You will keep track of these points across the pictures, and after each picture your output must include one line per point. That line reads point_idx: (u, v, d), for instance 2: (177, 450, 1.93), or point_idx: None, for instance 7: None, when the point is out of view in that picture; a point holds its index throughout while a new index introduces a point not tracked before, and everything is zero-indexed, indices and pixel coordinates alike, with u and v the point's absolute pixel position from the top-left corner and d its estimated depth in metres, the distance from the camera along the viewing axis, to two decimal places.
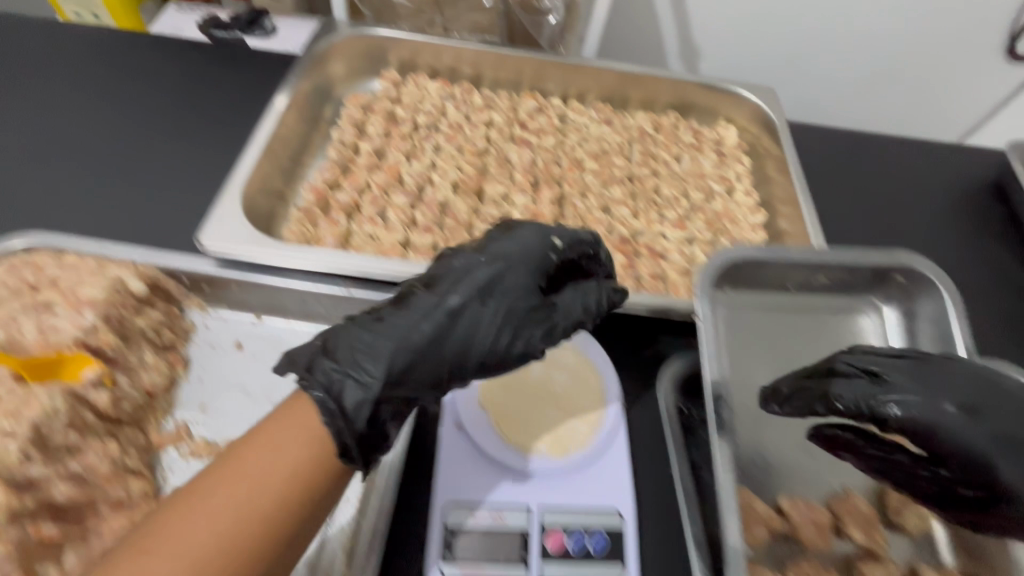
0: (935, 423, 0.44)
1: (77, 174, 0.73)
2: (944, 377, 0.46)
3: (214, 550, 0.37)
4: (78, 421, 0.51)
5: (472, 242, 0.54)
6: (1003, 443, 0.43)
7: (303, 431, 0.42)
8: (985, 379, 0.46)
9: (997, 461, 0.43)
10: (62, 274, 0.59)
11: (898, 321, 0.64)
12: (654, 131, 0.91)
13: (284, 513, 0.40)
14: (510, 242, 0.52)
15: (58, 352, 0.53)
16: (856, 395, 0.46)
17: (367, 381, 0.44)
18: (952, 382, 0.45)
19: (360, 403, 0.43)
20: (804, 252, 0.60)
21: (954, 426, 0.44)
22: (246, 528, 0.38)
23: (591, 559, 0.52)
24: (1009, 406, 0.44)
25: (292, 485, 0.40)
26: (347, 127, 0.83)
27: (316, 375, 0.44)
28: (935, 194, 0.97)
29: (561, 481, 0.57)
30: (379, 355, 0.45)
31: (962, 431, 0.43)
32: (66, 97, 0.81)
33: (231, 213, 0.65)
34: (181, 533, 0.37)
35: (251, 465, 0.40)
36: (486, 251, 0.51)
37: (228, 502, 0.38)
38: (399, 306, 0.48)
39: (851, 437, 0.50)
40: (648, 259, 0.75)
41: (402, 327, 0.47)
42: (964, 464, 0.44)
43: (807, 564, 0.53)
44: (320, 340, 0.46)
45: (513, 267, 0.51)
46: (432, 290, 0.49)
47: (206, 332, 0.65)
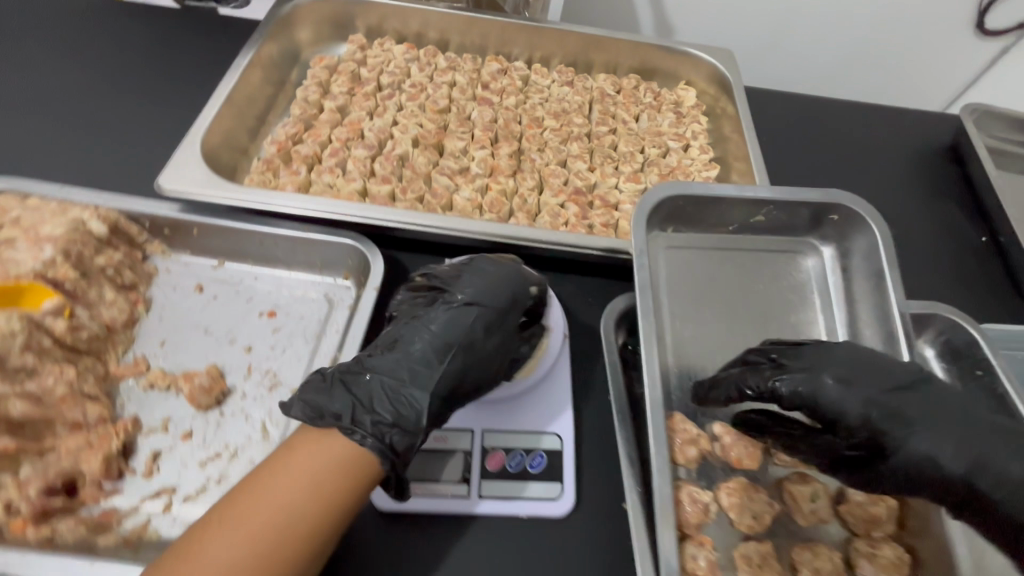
0: (817, 396, 0.50)
1: (46, 128, 0.75)
2: (830, 356, 0.51)
3: (248, 557, 0.41)
4: (35, 344, 0.54)
5: (454, 275, 0.59)
6: (872, 404, 0.48)
7: (333, 453, 0.46)
8: (864, 356, 0.52)
9: (868, 424, 0.48)
10: (25, 214, 0.62)
11: (833, 258, 0.67)
12: (615, 93, 0.93)
13: (314, 528, 0.44)
14: (490, 274, 0.58)
15: (16, 280, 0.57)
16: (756, 375, 0.53)
17: (408, 417, 0.50)
18: (839, 363, 0.51)
19: (408, 436, 0.49)
20: (746, 189, 0.63)
21: (832, 396, 0.49)
22: (283, 547, 0.42)
23: (529, 476, 0.56)
24: (883, 379, 0.50)
25: (320, 501, 0.44)
26: (312, 86, 0.86)
27: (359, 424, 0.48)
28: (894, 155, 0.98)
29: (503, 406, 0.60)
30: (411, 394, 0.51)
31: (838, 398, 0.49)
32: (37, 54, 0.83)
33: (190, 158, 0.66)
34: (218, 545, 0.41)
35: (281, 479, 0.45)
36: (478, 292, 0.57)
37: (262, 513, 0.43)
38: (413, 349, 0.53)
39: (766, 420, 0.56)
40: (601, 210, 0.77)
41: (423, 367, 0.52)
42: (843, 428, 0.50)
43: (735, 482, 0.56)
44: (348, 401, 0.50)
45: (502, 306, 0.57)
46: (438, 329, 0.55)
47: (167, 275, 0.67)
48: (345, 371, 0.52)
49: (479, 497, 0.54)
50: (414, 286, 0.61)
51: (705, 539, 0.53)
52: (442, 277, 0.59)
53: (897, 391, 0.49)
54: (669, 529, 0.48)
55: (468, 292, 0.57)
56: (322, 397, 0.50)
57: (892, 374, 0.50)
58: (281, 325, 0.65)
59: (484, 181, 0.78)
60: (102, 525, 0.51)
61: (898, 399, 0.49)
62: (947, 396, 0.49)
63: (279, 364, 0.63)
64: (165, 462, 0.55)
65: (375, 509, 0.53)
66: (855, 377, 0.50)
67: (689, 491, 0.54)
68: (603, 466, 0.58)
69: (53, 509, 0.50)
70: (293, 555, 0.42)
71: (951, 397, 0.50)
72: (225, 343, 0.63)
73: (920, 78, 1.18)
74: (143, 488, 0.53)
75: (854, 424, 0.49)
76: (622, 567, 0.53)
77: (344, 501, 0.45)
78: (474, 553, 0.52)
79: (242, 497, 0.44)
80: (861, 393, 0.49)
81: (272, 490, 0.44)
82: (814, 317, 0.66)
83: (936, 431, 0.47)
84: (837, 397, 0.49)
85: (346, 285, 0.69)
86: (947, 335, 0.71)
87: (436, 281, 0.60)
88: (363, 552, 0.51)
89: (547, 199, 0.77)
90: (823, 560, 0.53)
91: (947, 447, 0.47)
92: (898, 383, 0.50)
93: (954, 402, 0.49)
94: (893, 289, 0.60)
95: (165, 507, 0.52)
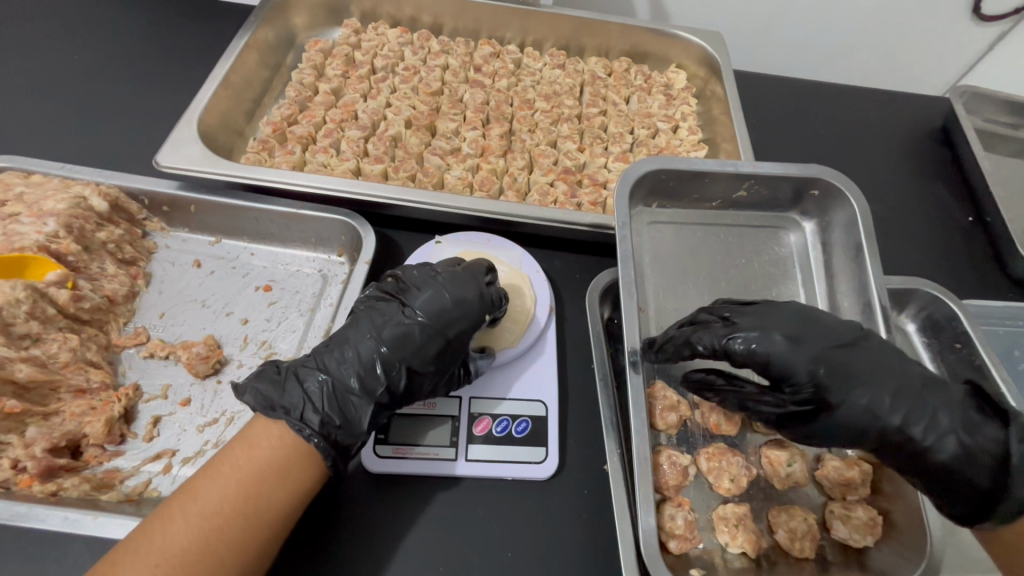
0: (769, 354, 0.52)
1: (50, 110, 0.77)
2: (780, 316, 0.54)
3: (212, 542, 0.44)
4: (39, 313, 0.56)
5: (421, 280, 0.58)
6: (819, 359, 0.51)
7: (285, 447, 0.49)
8: (812, 315, 0.54)
9: (817, 378, 0.51)
10: (29, 190, 0.64)
11: (814, 233, 0.70)
12: (606, 76, 0.94)
13: (277, 516, 0.46)
14: (455, 285, 0.57)
15: (21, 252, 0.58)
16: (708, 334, 0.54)
17: (353, 419, 0.52)
18: (793, 325, 0.53)
19: (350, 439, 0.51)
20: (726, 165, 0.64)
21: (782, 353, 0.51)
22: (251, 533, 0.45)
23: (514, 441, 0.58)
24: (830, 336, 0.53)
25: (282, 488, 0.47)
26: (307, 70, 0.88)
27: (306, 421, 0.50)
28: (892, 135, 0.97)
29: (489, 375, 0.62)
30: (359, 397, 0.52)
31: (785, 352, 0.51)
32: (40, 37, 0.85)
33: (187, 137, 0.68)
34: (187, 534, 0.44)
35: (239, 469, 0.47)
36: (435, 308, 0.56)
37: (222, 502, 0.45)
38: (366, 354, 0.54)
39: (717, 377, 0.56)
40: (589, 188, 0.78)
41: (372, 374, 0.53)
42: (791, 383, 0.52)
43: (713, 447, 0.57)
44: (294, 403, 0.51)
45: (458, 322, 0.56)
46: (394, 343, 0.54)
47: (166, 251, 0.70)
48: (299, 366, 0.54)
49: (465, 460, 0.56)
50: (382, 285, 0.60)
51: (684, 501, 0.54)
52: (408, 280, 0.59)
53: (840, 347, 0.52)
54: (648, 489, 0.49)
55: (426, 305, 0.56)
56: (275, 389, 0.52)
57: (837, 330, 0.53)
58: (276, 299, 0.68)
59: (474, 161, 0.79)
60: (106, 484, 0.52)
61: (842, 354, 0.52)
62: (884, 349, 0.53)
63: (274, 335, 0.65)
64: (165, 427, 0.57)
65: (366, 471, 0.55)
66: (802, 336, 0.52)
67: (668, 455, 0.55)
68: (586, 432, 0.60)
69: (57, 467, 0.52)
70: (255, 538, 0.45)
71: (888, 350, 0.53)
72: (222, 316, 0.66)
73: (915, 63, 1.17)
74: (144, 451, 0.56)
75: (802, 381, 0.51)
76: (603, 526, 0.55)
77: (302, 485, 0.48)
78: (461, 512, 0.54)
79: (203, 487, 0.46)
80: (810, 351, 0.51)
81: (231, 480, 0.46)
82: (796, 291, 0.67)
83: (874, 382, 0.51)
84: (786, 354, 0.51)
85: (339, 261, 0.71)
86: (928, 310, 0.72)
87: (400, 282, 0.59)
88: (354, 509, 0.54)
89: (537, 177, 0.79)
90: (798, 520, 0.54)
91: (883, 398, 0.50)
92: (841, 340, 0.53)
93: (891, 355, 0.52)
94: (870, 260, 0.61)
95: (165, 468, 0.55)
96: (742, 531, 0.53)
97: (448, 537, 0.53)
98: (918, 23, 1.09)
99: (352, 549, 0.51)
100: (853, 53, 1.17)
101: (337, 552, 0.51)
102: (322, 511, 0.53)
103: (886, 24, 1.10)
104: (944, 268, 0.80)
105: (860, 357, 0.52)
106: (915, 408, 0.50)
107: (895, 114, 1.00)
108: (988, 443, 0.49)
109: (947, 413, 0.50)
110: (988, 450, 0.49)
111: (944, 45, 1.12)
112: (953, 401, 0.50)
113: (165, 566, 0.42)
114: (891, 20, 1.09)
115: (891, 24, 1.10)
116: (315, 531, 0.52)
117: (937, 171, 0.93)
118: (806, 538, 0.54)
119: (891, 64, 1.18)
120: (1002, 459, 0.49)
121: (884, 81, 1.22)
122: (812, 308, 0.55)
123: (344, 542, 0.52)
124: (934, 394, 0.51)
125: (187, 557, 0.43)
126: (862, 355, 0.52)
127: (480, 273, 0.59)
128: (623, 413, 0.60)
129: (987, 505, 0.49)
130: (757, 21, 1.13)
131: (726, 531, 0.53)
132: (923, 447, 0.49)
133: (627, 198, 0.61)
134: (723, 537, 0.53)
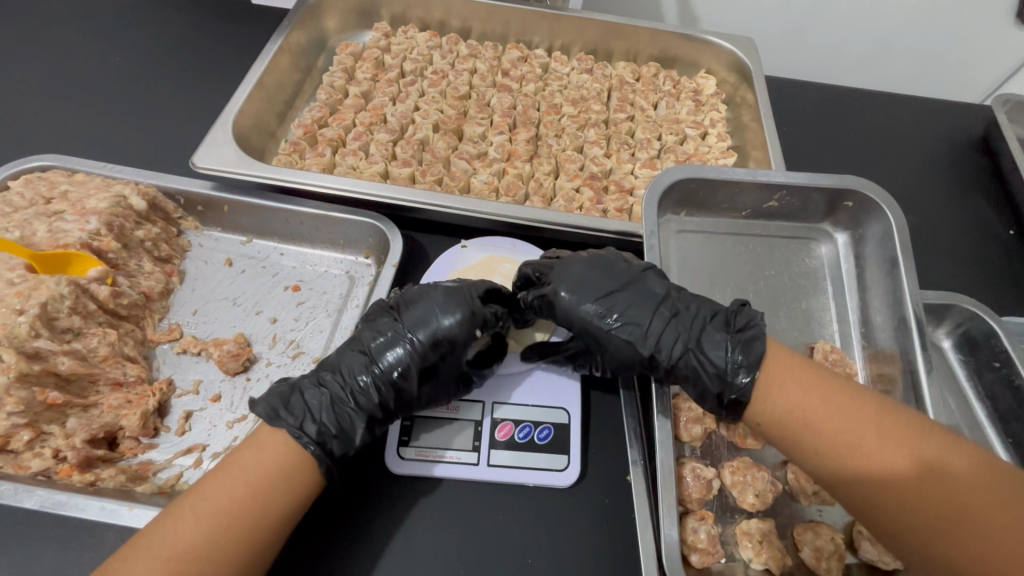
0: (555, 306, 0.57)
1: (92, 110, 0.80)
2: (570, 270, 0.57)
3: (220, 540, 0.42)
4: (81, 307, 0.58)
5: (416, 297, 0.57)
6: (588, 306, 0.55)
7: (290, 454, 0.47)
8: (603, 264, 0.58)
9: (596, 321, 0.55)
10: (72, 188, 0.66)
11: (847, 246, 0.68)
12: (634, 81, 0.93)
13: (283, 514, 0.45)
14: (447, 303, 0.55)
15: (65, 249, 0.61)
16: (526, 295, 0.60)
17: (350, 429, 0.52)
18: (580, 279, 0.57)
19: (346, 448, 0.51)
20: (755, 176, 0.63)
21: (564, 304, 0.56)
22: (256, 530, 0.44)
23: (537, 447, 0.58)
24: (607, 281, 0.56)
25: (286, 489, 0.46)
26: (338, 73, 0.89)
27: (305, 431, 0.49)
28: (929, 143, 0.94)
29: (513, 380, 0.62)
30: (356, 408, 0.52)
31: (565, 305, 0.56)
32: (85, 42, 0.88)
33: (222, 139, 0.69)
34: (192, 528, 0.42)
35: (247, 470, 0.46)
36: (426, 327, 0.54)
37: (232, 502, 0.44)
38: (362, 367, 0.54)
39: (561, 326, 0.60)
40: (615, 195, 0.78)
41: (370, 387, 0.53)
42: (578, 328, 0.57)
43: (738, 461, 0.56)
44: (294, 413, 0.50)
45: (446, 343, 0.54)
46: (386, 356, 0.54)
47: (200, 249, 0.72)
48: (304, 378, 0.53)
49: (487, 465, 0.57)
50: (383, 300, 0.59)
51: (707, 514, 0.53)
52: (405, 296, 0.57)
53: (612, 292, 0.55)
54: (672, 503, 0.49)
55: (416, 321, 0.55)
56: (280, 400, 0.51)
57: (617, 274, 0.57)
58: (305, 299, 0.69)
59: (501, 165, 0.80)
60: (140, 476, 0.54)
61: None
62: None
63: (302, 334, 0.66)
64: (196, 422, 0.59)
65: (390, 472, 0.56)
66: (583, 286, 0.56)
67: (692, 467, 0.55)
68: (608, 442, 0.60)
69: (95, 458, 0.54)
70: (260, 538, 0.44)
71: (675, 299, 0.55)
72: (252, 314, 0.67)
73: (958, 68, 1.13)
74: (175, 445, 0.57)
75: (586, 326, 0.56)
76: (623, 537, 0.54)
77: (305, 485, 0.47)
78: (482, 515, 0.55)
79: (211, 487, 0.45)
80: (588, 298, 0.56)
81: (239, 481, 0.45)
82: (827, 303, 0.66)
83: (637, 317, 0.54)
84: (569, 305, 0.56)
85: (366, 263, 0.72)
86: (966, 326, 0.69)
87: (399, 299, 0.58)
88: (378, 510, 0.54)
89: (562, 183, 0.79)
90: (825, 539, 0.53)
91: (642, 333, 0.54)
92: (619, 282, 0.56)
93: (659, 289, 0.55)
94: (905, 272, 0.60)
95: (195, 462, 0.56)
96: (767, 548, 0.52)
97: (467, 544, 0.53)
98: (958, 28, 1.06)
99: (375, 549, 0.52)
100: (890, 59, 1.14)
101: (358, 553, 0.52)
102: (327, 513, 0.54)
103: (924, 28, 1.07)
104: (981, 282, 0.78)
105: (631, 298, 0.55)
106: (658, 332, 0.53)
107: (934, 121, 0.97)
108: (724, 355, 0.51)
109: (857, 394, 0.47)
110: (723, 360, 0.51)
111: (985, 52, 1.09)
112: (802, 364, 0.50)
113: (173, 563, 0.41)
114: (930, 24, 1.06)
115: (929, 28, 1.07)
116: (318, 533, 0.53)
117: (977, 182, 0.89)
118: (833, 559, 0.52)
119: (930, 69, 1.15)
120: (732, 370, 0.50)
121: (923, 86, 1.18)
122: (606, 257, 0.59)
123: (363, 543, 0.53)
124: (682, 322, 0.53)
125: (195, 554, 0.41)
126: (631, 293, 0.55)
127: (476, 289, 0.57)
128: (645, 424, 0.60)
129: (731, 410, 0.51)
130: (788, 26, 1.11)
131: (750, 547, 0.52)
132: (669, 366, 0.53)
133: (655, 208, 0.61)
134: (746, 553, 0.52)
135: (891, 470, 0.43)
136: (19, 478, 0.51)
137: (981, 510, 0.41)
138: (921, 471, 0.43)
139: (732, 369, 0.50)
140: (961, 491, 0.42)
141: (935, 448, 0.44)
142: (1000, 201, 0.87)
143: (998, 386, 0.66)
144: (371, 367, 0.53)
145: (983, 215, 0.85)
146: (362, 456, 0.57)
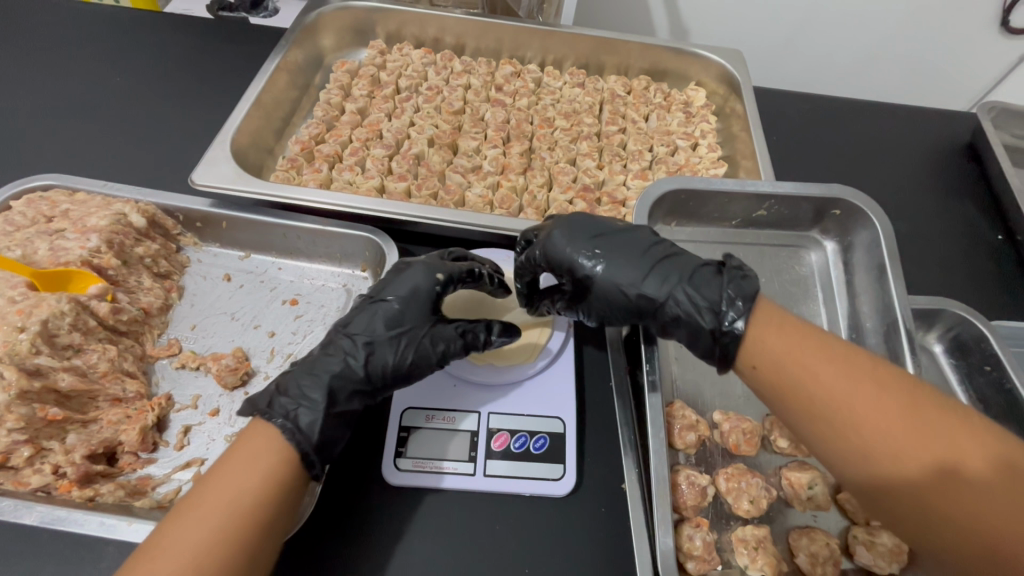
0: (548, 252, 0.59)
1: (92, 130, 0.82)
2: (568, 220, 0.60)
3: (218, 550, 0.41)
4: (81, 324, 0.59)
5: (384, 279, 0.61)
6: (583, 246, 0.57)
7: (275, 452, 0.47)
8: (597, 219, 0.60)
9: (582, 260, 0.56)
10: (73, 208, 0.68)
11: (837, 253, 0.69)
12: (626, 94, 0.95)
13: (277, 519, 0.44)
14: (406, 276, 0.60)
15: (66, 266, 0.62)
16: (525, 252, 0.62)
17: (314, 398, 0.52)
18: (568, 223, 0.59)
19: (311, 416, 0.50)
20: (742, 185, 0.64)
21: (557, 244, 0.58)
22: (251, 536, 0.42)
23: (533, 457, 0.58)
24: (601, 231, 0.58)
25: (280, 493, 0.45)
26: (334, 90, 0.91)
27: (273, 409, 0.50)
28: (915, 151, 0.95)
29: (508, 390, 0.62)
30: (322, 378, 0.53)
31: (557, 245, 0.58)
32: (86, 64, 0.90)
33: (220, 156, 0.71)
34: (187, 541, 0.40)
35: (237, 476, 0.44)
36: (388, 296, 0.58)
37: (216, 519, 0.42)
38: (334, 340, 0.56)
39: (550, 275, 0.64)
40: (608, 206, 0.79)
41: (340, 355, 0.55)
42: (569, 271, 0.58)
43: (732, 468, 0.57)
44: (269, 392, 0.52)
45: (407, 307, 0.58)
46: (351, 326, 0.57)
47: (199, 265, 0.73)
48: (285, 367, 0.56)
49: (483, 475, 0.57)
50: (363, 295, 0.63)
51: (702, 521, 0.53)
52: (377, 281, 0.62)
53: (603, 236, 0.57)
54: (666, 510, 0.49)
55: (380, 294, 0.59)
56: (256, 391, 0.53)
57: (610, 227, 0.59)
58: (302, 312, 0.70)
59: (495, 179, 0.81)
60: (138, 491, 0.54)
61: None
62: None
63: (299, 348, 0.67)
64: (195, 436, 0.60)
65: (387, 484, 0.57)
66: (576, 233, 0.58)
67: (686, 475, 0.55)
68: (604, 450, 0.61)
69: (94, 473, 0.55)
70: (256, 545, 0.43)
71: (661, 245, 0.56)
72: (251, 328, 0.68)
73: (943, 76, 1.15)
74: (174, 459, 0.58)
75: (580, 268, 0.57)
76: (619, 545, 0.55)
77: (295, 487, 0.47)
78: (478, 526, 0.55)
79: (201, 497, 0.43)
80: (581, 243, 0.57)
81: (230, 489, 0.43)
82: (817, 310, 0.67)
83: (626, 259, 0.55)
84: (562, 249, 0.58)
85: (364, 276, 0.73)
86: (955, 330, 0.70)
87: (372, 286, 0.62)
88: (375, 522, 0.55)
89: (556, 195, 0.81)
90: (820, 545, 0.53)
91: (631, 272, 0.54)
92: (612, 231, 0.58)
93: (648, 239, 0.57)
94: (892, 279, 0.61)
95: (194, 477, 0.57)
96: (762, 554, 0.52)
97: (463, 555, 0.54)
98: (941, 37, 1.08)
99: (371, 561, 0.53)
100: (877, 68, 1.16)
101: (355, 565, 0.52)
102: (318, 522, 0.54)
103: (909, 37, 1.09)
104: (970, 286, 0.79)
105: (622, 241, 0.57)
106: (647, 270, 0.54)
107: (920, 129, 0.99)
108: (715, 291, 0.51)
109: (881, 382, 0.44)
110: (714, 296, 0.51)
111: (971, 61, 1.11)
112: (792, 324, 0.48)
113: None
114: (913, 35, 1.09)
115: (914, 37, 1.09)
116: (309, 542, 0.53)
117: (963, 188, 0.91)
118: (828, 564, 0.52)
119: (915, 78, 1.17)
120: (722, 303, 0.50)
121: (909, 94, 1.21)
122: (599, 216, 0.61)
123: (362, 555, 0.53)
124: (673, 265, 0.54)
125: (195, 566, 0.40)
126: (622, 239, 0.57)
127: (433, 262, 0.61)
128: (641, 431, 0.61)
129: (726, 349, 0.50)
130: (775, 39, 1.13)
131: (746, 554, 0.52)
132: (659, 304, 0.53)
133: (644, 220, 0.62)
134: (742, 560, 0.52)
135: (900, 455, 0.41)
136: (19, 494, 0.51)
137: (983, 517, 0.39)
138: (934, 467, 0.40)
139: (725, 301, 0.50)
140: (967, 497, 0.39)
141: (953, 449, 0.40)
142: (987, 207, 0.89)
143: (989, 390, 0.66)
144: (340, 339, 0.56)
145: (970, 221, 0.86)
146: (359, 466, 0.58)
